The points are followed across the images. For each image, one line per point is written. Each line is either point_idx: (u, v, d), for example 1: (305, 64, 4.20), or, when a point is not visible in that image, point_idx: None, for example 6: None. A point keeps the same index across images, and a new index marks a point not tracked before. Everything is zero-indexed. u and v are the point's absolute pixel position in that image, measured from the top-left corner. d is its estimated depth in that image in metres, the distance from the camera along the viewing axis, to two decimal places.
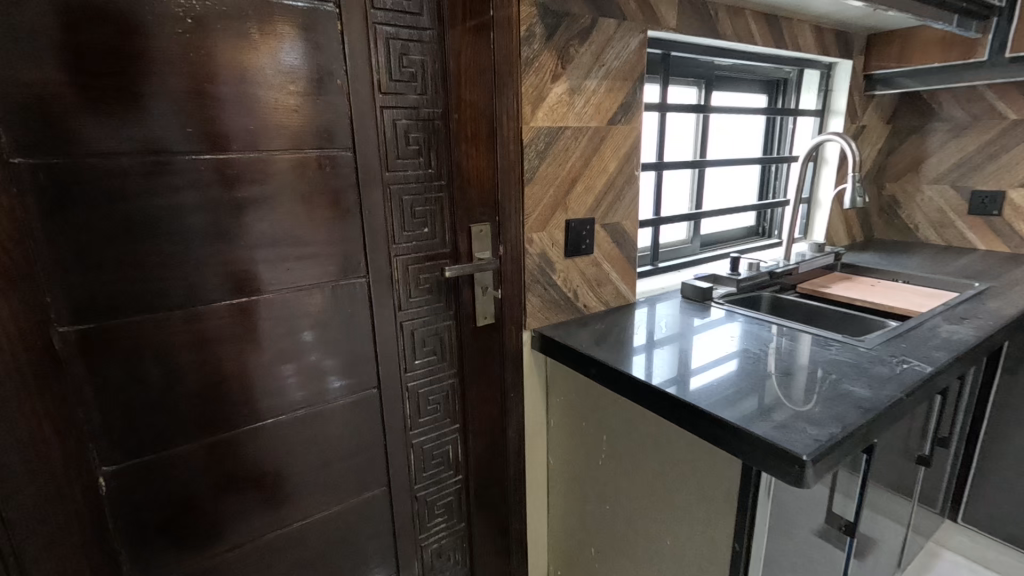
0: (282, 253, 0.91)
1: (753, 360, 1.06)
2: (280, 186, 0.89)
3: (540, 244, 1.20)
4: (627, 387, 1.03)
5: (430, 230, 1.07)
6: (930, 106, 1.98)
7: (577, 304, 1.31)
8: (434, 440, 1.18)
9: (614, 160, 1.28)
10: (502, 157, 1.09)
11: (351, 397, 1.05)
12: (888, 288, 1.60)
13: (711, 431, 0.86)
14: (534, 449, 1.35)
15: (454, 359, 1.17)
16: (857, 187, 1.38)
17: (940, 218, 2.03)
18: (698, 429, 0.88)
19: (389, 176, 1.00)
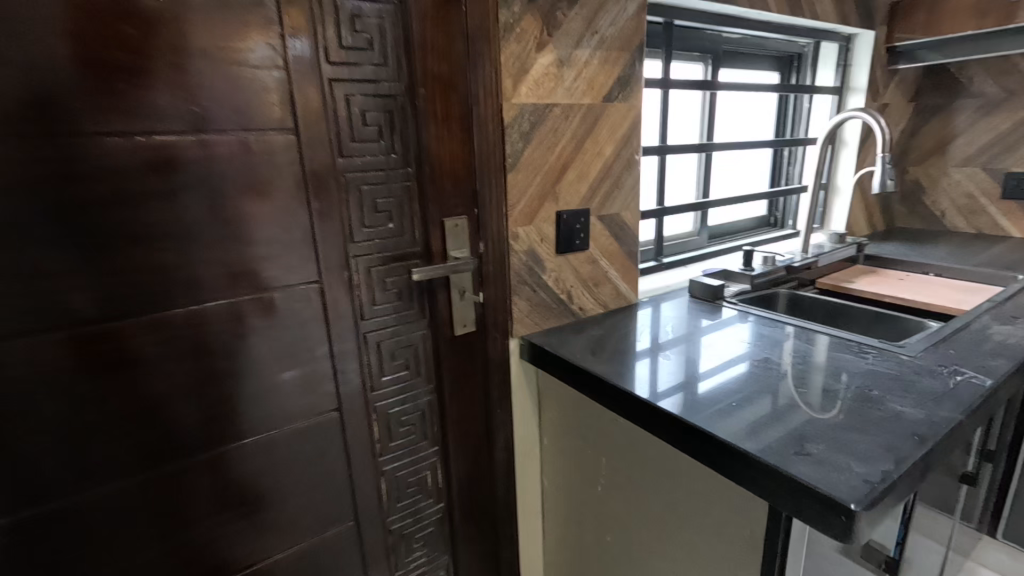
0: (215, 252, 0.75)
1: (767, 368, 0.91)
2: (210, 173, 0.73)
3: (526, 240, 1.04)
4: (628, 409, 0.88)
5: (396, 225, 0.91)
6: (958, 82, 1.81)
7: (572, 307, 1.16)
8: (410, 467, 1.03)
9: (611, 143, 1.12)
10: (478, 140, 0.94)
11: (310, 420, 0.89)
12: (919, 283, 1.43)
13: (735, 469, 0.70)
14: (526, 469, 1.20)
15: (431, 374, 1.01)
16: (888, 169, 1.22)
17: (968, 204, 1.86)
18: (713, 461, 0.73)
19: (344, 162, 0.84)
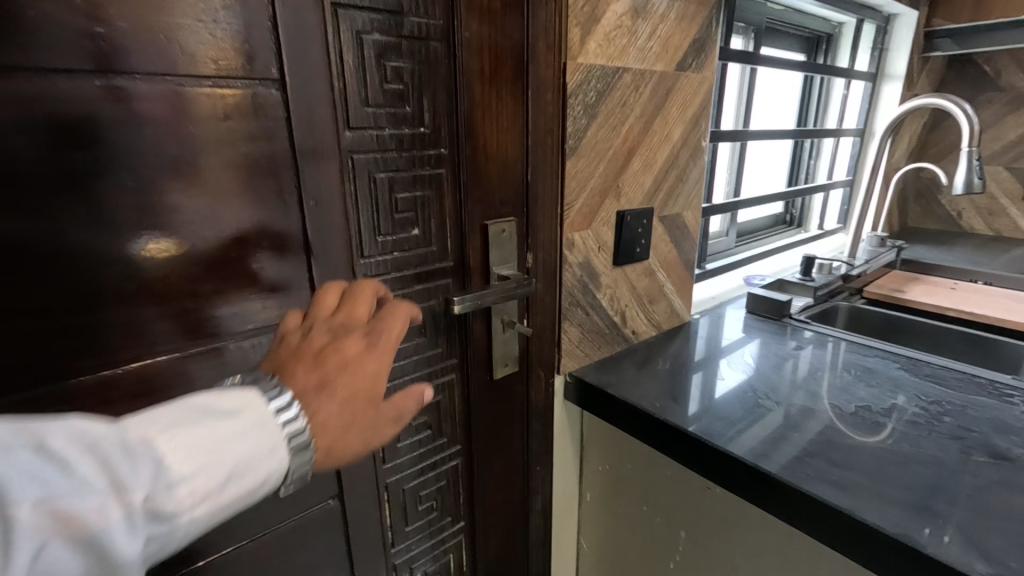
0: (138, 279, 0.45)
1: (896, 417, 0.71)
2: (128, 146, 0.43)
3: (583, 249, 0.79)
4: (725, 475, 0.67)
5: (422, 231, 0.63)
6: (986, 74, 1.70)
7: (625, 331, 0.92)
8: (428, 556, 0.77)
9: (680, 124, 0.87)
10: (532, 113, 0.68)
11: (296, 518, 0.61)
12: (974, 292, 1.30)
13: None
14: (561, 533, 0.97)
15: (459, 430, 0.75)
16: (976, 166, 1.07)
17: (988, 205, 1.78)
18: (882, 562, 0.53)
19: (352, 136, 0.55)
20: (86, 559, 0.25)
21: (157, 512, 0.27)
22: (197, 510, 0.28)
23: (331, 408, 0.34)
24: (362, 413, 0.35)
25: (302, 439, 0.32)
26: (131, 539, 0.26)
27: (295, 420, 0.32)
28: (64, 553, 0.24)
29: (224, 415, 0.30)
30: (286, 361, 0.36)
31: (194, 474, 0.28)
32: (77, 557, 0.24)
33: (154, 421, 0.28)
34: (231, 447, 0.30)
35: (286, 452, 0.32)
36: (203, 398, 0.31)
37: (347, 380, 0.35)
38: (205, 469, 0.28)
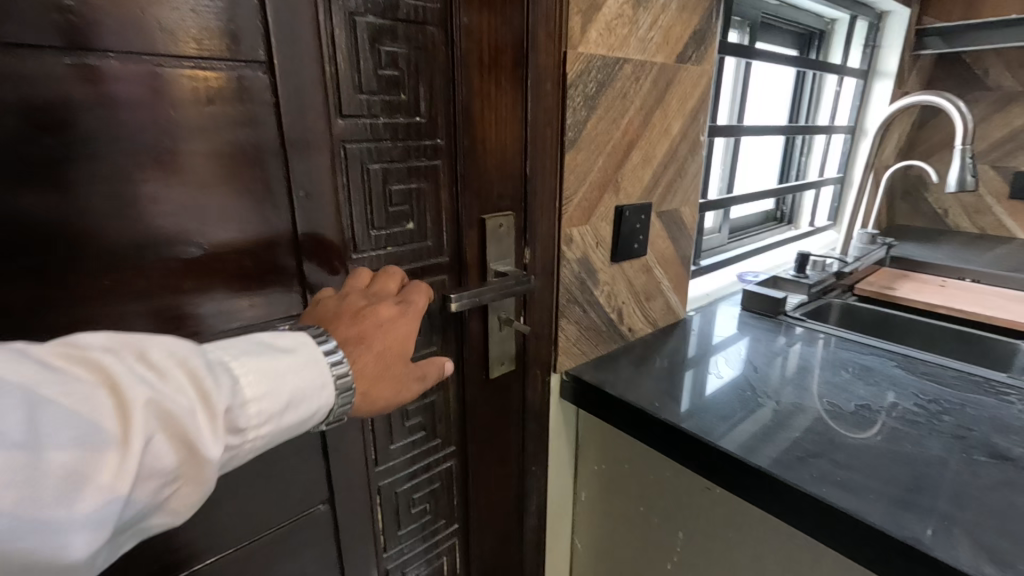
0: (115, 275, 0.42)
1: (897, 416, 0.71)
2: (101, 130, 0.39)
3: (581, 245, 0.77)
4: (723, 474, 0.66)
5: (418, 225, 0.60)
6: (973, 73, 1.72)
7: (622, 328, 0.91)
8: (421, 559, 0.74)
9: (679, 118, 0.86)
10: (532, 104, 0.65)
11: (286, 525, 0.58)
12: (963, 290, 1.31)
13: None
14: (556, 533, 0.95)
15: (454, 431, 0.73)
16: (969, 165, 1.08)
17: (974, 203, 1.80)
18: (889, 567, 0.52)
19: (345, 124, 0.52)
20: (180, 452, 0.30)
21: (233, 421, 0.33)
22: (261, 425, 0.34)
23: (369, 355, 0.41)
24: (391, 367, 0.43)
25: (346, 376, 0.39)
26: (214, 438, 0.31)
27: (341, 361, 0.38)
28: (165, 444, 0.29)
29: (283, 349, 0.37)
30: (329, 317, 0.43)
31: (261, 392, 0.34)
32: (173, 452, 0.30)
33: (229, 351, 0.34)
34: (291, 374, 0.36)
35: (333, 390, 0.38)
36: (265, 339, 0.37)
37: (382, 338, 0.42)
38: (270, 391, 0.34)
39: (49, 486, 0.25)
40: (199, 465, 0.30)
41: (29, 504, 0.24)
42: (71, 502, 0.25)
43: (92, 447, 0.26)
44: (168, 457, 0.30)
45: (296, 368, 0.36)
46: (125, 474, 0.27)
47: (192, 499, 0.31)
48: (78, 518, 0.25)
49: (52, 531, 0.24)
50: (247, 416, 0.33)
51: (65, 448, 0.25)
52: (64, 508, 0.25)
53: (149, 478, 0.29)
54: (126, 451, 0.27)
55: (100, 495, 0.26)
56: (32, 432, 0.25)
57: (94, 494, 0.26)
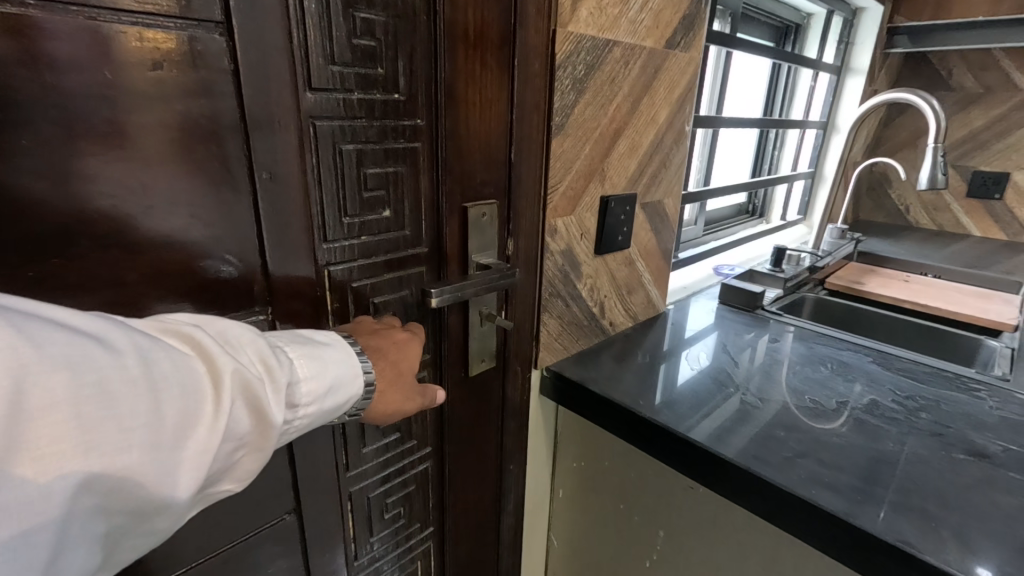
0: (40, 265, 0.36)
1: (877, 413, 0.71)
2: (20, 94, 0.33)
3: (565, 235, 0.74)
4: (706, 473, 0.64)
5: (395, 212, 0.56)
6: (938, 73, 1.77)
7: (603, 322, 0.88)
8: (394, 565, 0.71)
9: (667, 105, 0.83)
10: (519, 85, 0.61)
11: (248, 537, 0.53)
12: (927, 285, 1.35)
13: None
14: (532, 532, 0.93)
15: (431, 431, 0.69)
16: (940, 162, 1.10)
17: (934, 201, 1.86)
18: (877, 569, 0.52)
19: (315, 97, 0.47)
20: (253, 419, 0.34)
21: (291, 395, 0.38)
22: (308, 403, 0.40)
23: (385, 364, 0.48)
24: (400, 380, 0.49)
25: (371, 375, 0.44)
26: (279, 407, 0.36)
27: (367, 365, 0.44)
28: (243, 409, 0.34)
29: (320, 343, 0.42)
30: (355, 327, 0.51)
31: (309, 375, 0.40)
32: (248, 418, 0.34)
33: (282, 339, 0.40)
34: (332, 362, 0.41)
35: (361, 379, 0.44)
36: (304, 334, 0.43)
37: (398, 353, 0.49)
38: (315, 376, 0.40)
39: (168, 433, 0.29)
40: (266, 431, 0.35)
41: (153, 445, 0.28)
42: (181, 449, 0.29)
43: (196, 403, 0.31)
44: (244, 421, 0.34)
45: (334, 358, 0.42)
46: (218, 429, 0.31)
47: (252, 464, 0.36)
48: (186, 462, 0.30)
49: (163, 473, 0.29)
50: (299, 394, 0.39)
51: (176, 402, 0.30)
52: (177, 452, 0.29)
53: (230, 438, 0.33)
54: (218, 410, 0.32)
55: (204, 439, 0.31)
56: (155, 386, 0.29)
57: (198, 439, 0.30)
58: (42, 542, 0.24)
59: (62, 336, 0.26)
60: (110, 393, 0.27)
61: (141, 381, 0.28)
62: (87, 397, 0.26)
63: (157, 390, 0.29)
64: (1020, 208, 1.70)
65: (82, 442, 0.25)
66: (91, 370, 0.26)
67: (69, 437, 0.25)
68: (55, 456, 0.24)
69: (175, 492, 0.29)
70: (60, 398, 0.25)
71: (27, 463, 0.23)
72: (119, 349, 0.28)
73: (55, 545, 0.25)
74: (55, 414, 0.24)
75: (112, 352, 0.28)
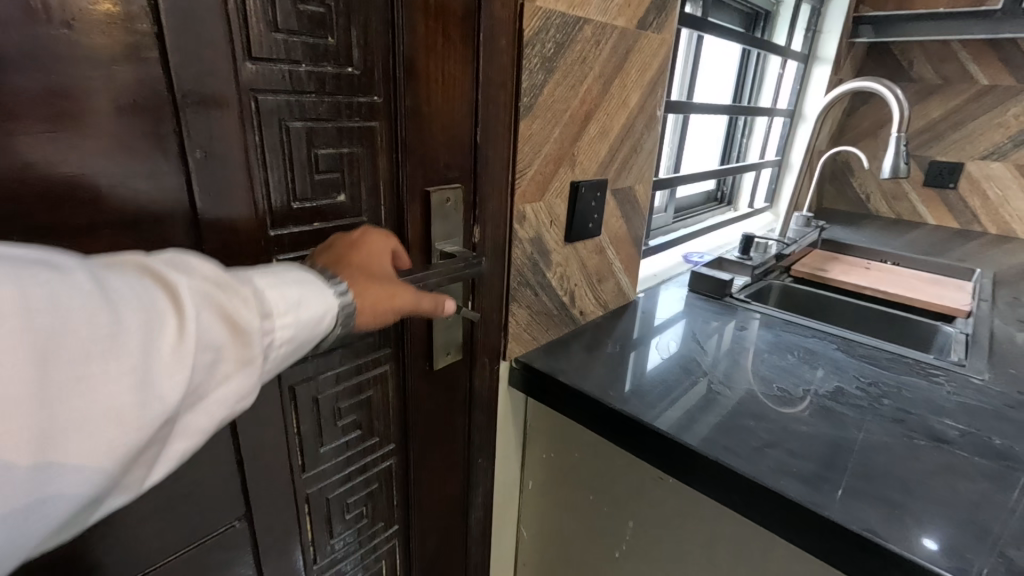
0: None
1: (842, 400, 0.72)
2: None
3: (534, 222, 0.72)
4: (676, 464, 0.63)
5: (350, 196, 0.52)
6: (899, 64, 1.81)
7: (573, 312, 0.86)
8: (357, 565, 0.68)
9: (638, 89, 0.81)
10: (485, 63, 0.57)
11: (191, 548, 0.50)
12: (886, 272, 1.39)
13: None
14: (501, 524, 0.91)
15: (395, 426, 0.66)
16: (903, 152, 1.12)
17: (893, 189, 1.91)
18: (844, 558, 0.52)
19: (256, 68, 0.42)
20: (229, 330, 0.29)
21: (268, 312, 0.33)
22: (289, 310, 0.33)
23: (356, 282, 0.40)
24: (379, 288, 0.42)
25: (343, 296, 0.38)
26: (254, 314, 0.31)
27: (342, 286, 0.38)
28: (215, 320, 0.29)
29: (284, 265, 0.36)
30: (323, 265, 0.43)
31: (280, 280, 0.34)
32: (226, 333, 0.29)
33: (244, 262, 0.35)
34: (303, 279, 0.36)
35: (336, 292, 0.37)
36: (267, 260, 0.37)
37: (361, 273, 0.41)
38: (289, 286, 0.34)
39: (128, 346, 0.24)
40: (247, 343, 0.30)
41: (109, 360, 0.24)
42: (152, 360, 0.25)
43: (158, 316, 0.26)
44: (217, 332, 0.29)
45: (304, 275, 0.36)
46: (189, 339, 0.27)
47: (243, 386, 0.30)
48: (157, 375, 0.25)
49: (140, 389, 0.24)
50: (273, 301, 0.33)
51: (135, 312, 0.25)
52: (142, 366, 0.25)
53: (205, 351, 0.28)
54: (182, 319, 0.27)
55: (179, 352, 0.27)
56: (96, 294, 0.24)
57: (167, 354, 0.26)
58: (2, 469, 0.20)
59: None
60: (54, 300, 0.22)
61: (88, 291, 0.24)
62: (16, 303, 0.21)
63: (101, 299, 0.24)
64: (972, 197, 1.76)
65: (26, 356, 0.21)
66: (27, 277, 0.22)
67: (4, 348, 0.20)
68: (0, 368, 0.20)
69: (151, 414, 0.25)
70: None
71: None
72: (57, 264, 0.24)
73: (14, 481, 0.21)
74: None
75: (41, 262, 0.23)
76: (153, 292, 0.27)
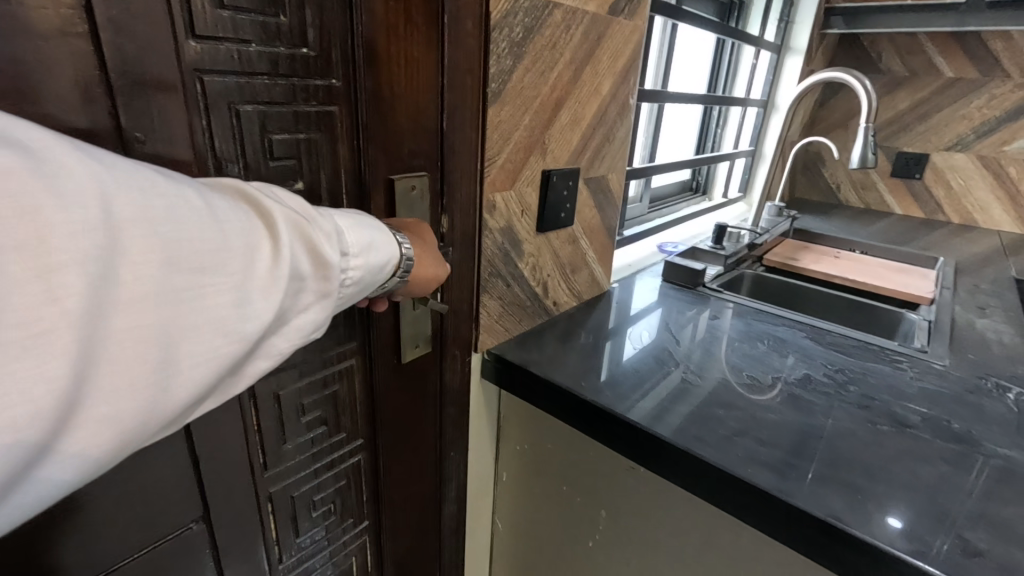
0: None
1: (810, 387, 0.73)
2: None
3: (504, 212, 0.70)
4: (646, 454, 0.63)
5: (309, 185, 0.50)
6: (869, 55, 1.83)
7: (546, 303, 0.86)
8: (326, 562, 0.67)
9: (610, 76, 0.80)
10: (450, 46, 0.55)
11: (145, 552, 0.48)
12: (855, 261, 1.41)
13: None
14: (476, 516, 0.91)
15: (363, 421, 0.65)
16: (871, 142, 1.14)
17: (862, 179, 1.95)
18: (809, 544, 0.52)
19: (200, 47, 0.40)
20: (309, 260, 0.36)
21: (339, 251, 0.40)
22: (357, 253, 0.41)
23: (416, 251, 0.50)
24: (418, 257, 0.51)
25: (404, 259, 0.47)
26: (333, 249, 0.38)
27: (407, 245, 0.46)
28: (300, 251, 0.36)
29: (354, 215, 0.43)
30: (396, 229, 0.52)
31: (349, 226, 0.41)
32: (307, 263, 0.36)
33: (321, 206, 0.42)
34: (368, 228, 0.43)
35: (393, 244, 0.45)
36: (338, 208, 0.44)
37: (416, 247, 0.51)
38: (357, 233, 0.41)
39: (237, 260, 0.31)
40: (322, 273, 0.37)
41: (222, 272, 0.30)
42: (251, 278, 0.32)
43: (256, 242, 0.33)
44: (304, 262, 0.36)
45: (369, 226, 0.43)
46: (281, 264, 0.34)
47: (317, 309, 0.38)
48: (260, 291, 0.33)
49: (241, 300, 0.31)
50: (344, 242, 0.40)
51: (239, 235, 0.32)
52: (246, 282, 0.32)
53: (294, 276, 0.35)
54: (276, 246, 0.34)
55: (273, 274, 0.34)
56: (219, 219, 0.31)
57: (264, 274, 0.33)
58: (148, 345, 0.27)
59: (136, 171, 0.28)
60: (185, 218, 0.29)
61: (207, 214, 0.30)
62: (167, 222, 0.28)
63: (222, 224, 0.31)
64: (937, 187, 1.81)
65: (165, 260, 0.28)
66: (166, 197, 0.29)
67: (160, 247, 0.27)
68: (148, 268, 0.27)
69: (249, 319, 0.32)
70: (141, 214, 0.27)
71: (127, 270, 0.26)
72: (184, 189, 0.30)
73: (160, 349, 0.28)
74: (147, 232, 0.27)
75: (182, 188, 0.30)
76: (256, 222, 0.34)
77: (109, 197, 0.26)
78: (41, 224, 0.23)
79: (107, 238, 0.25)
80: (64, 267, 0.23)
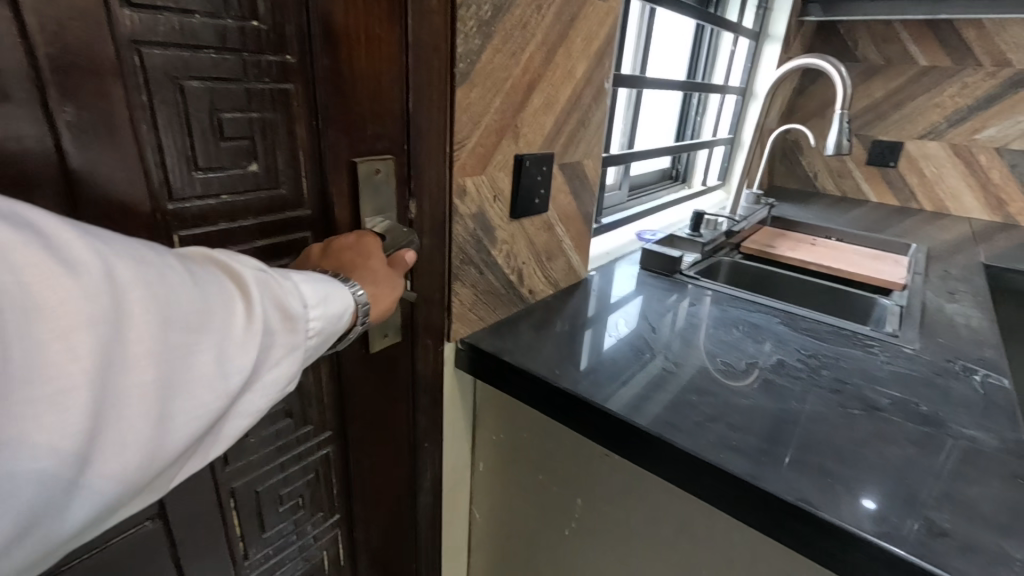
0: None
1: (783, 372, 0.73)
2: None
3: (475, 197, 0.69)
4: (620, 441, 0.63)
5: (265, 167, 0.47)
6: (846, 43, 1.84)
7: (521, 291, 0.84)
8: (297, 557, 0.65)
9: (585, 59, 0.78)
10: (413, 23, 0.53)
11: (96, 554, 0.46)
12: (831, 248, 1.43)
13: (849, 561, 0.49)
14: (453, 507, 0.90)
15: (332, 414, 0.63)
16: (845, 129, 1.14)
17: (839, 167, 1.97)
18: (779, 527, 0.52)
19: (136, 17, 0.37)
20: (281, 318, 0.35)
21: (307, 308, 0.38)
22: (316, 304, 0.38)
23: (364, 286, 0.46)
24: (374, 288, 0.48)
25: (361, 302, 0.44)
26: (298, 302, 0.36)
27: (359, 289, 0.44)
28: (273, 309, 0.35)
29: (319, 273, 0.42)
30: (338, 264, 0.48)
31: (310, 281, 0.39)
32: (279, 320, 0.35)
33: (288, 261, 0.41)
34: (331, 283, 0.41)
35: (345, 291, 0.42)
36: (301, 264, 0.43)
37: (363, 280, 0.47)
38: (324, 289, 0.40)
39: (217, 320, 0.31)
40: (293, 330, 0.36)
41: (203, 332, 0.30)
42: (229, 337, 0.32)
43: (232, 301, 0.32)
44: (275, 318, 0.35)
45: (332, 282, 0.41)
46: (256, 323, 0.33)
47: (287, 365, 0.36)
48: (236, 350, 0.32)
49: (221, 359, 0.31)
50: (305, 296, 0.38)
51: (218, 295, 0.32)
52: (225, 342, 0.31)
53: (266, 332, 0.34)
54: (250, 303, 0.33)
55: (250, 332, 0.33)
56: (199, 281, 0.31)
57: (243, 333, 0.32)
58: (134, 408, 0.27)
59: (122, 240, 0.28)
60: (169, 282, 0.29)
61: (187, 277, 0.30)
62: (154, 284, 0.28)
63: (201, 285, 0.31)
64: (910, 175, 1.83)
65: (153, 323, 0.28)
66: (150, 263, 0.28)
67: (148, 309, 0.27)
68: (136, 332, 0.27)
69: (229, 377, 0.31)
70: (129, 280, 0.27)
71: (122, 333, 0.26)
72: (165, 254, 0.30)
73: (148, 413, 0.27)
74: (131, 295, 0.27)
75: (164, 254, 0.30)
76: (230, 281, 0.33)
77: (103, 263, 0.26)
78: (46, 292, 0.23)
79: (96, 303, 0.25)
80: (62, 332, 0.24)
